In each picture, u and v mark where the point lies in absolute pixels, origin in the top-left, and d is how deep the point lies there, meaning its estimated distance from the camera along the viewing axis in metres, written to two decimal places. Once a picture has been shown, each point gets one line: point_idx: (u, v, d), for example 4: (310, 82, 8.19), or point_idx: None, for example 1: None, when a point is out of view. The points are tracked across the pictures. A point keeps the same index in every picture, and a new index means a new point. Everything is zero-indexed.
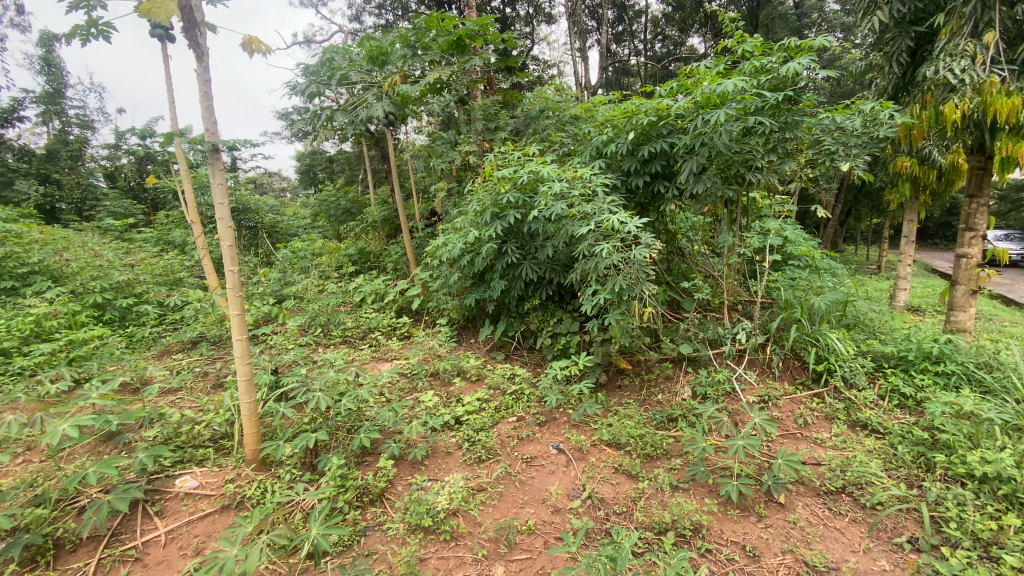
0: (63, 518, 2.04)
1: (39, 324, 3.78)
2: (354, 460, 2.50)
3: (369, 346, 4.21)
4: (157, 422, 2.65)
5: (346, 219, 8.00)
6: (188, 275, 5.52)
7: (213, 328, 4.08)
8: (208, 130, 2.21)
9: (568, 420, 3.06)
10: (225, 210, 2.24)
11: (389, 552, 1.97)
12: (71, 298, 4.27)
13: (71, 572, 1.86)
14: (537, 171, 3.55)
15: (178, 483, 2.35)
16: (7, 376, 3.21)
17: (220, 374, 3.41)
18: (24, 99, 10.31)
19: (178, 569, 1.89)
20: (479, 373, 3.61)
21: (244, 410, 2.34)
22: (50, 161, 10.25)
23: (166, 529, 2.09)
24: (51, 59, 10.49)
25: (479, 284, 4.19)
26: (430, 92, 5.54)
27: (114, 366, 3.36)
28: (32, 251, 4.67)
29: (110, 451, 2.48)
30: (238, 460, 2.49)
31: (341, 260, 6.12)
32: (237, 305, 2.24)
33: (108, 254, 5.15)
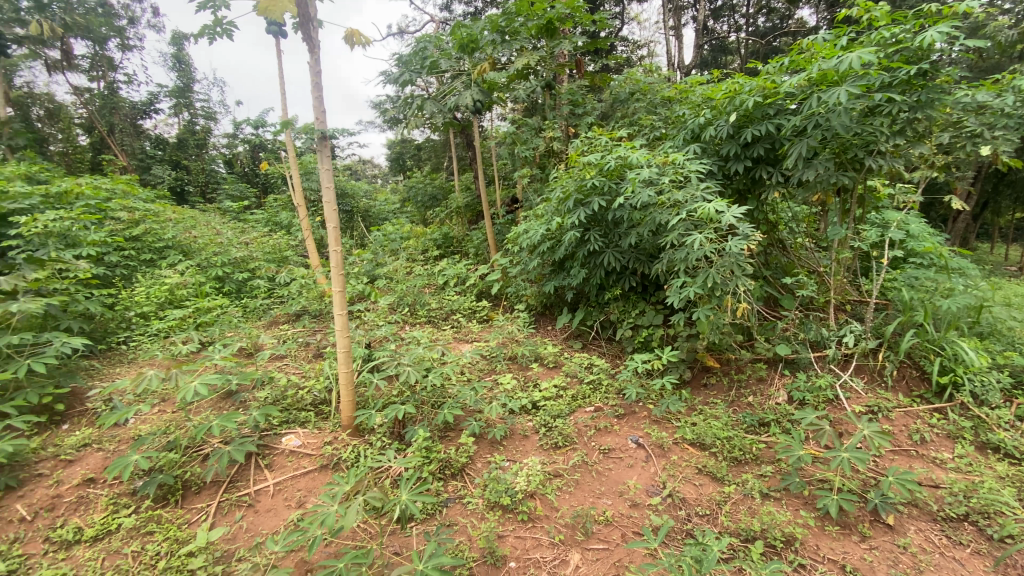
0: (190, 464, 2.32)
1: (172, 292, 4.31)
2: (437, 435, 2.60)
3: (451, 327, 4.35)
4: (268, 384, 2.94)
5: (432, 205, 8.28)
6: (292, 253, 6.01)
7: (315, 303, 4.42)
8: (318, 119, 2.36)
9: (648, 415, 2.97)
10: (332, 193, 2.40)
11: (469, 526, 2.04)
12: (197, 271, 4.82)
13: (196, 511, 2.13)
14: (625, 156, 3.44)
15: (284, 441, 2.59)
16: (147, 337, 3.71)
17: (319, 345, 3.69)
18: (160, 94, 11.75)
19: (283, 517, 2.09)
20: (556, 360, 3.60)
21: (341, 378, 2.52)
22: (180, 149, 11.59)
23: (273, 481, 2.31)
24: (182, 57, 11.82)
25: (560, 271, 4.16)
26: (517, 78, 5.47)
27: (231, 332, 3.75)
28: (167, 229, 5.33)
29: (229, 407, 2.78)
30: (335, 425, 2.69)
31: (427, 244, 6.35)
32: (339, 282, 2.40)
33: (227, 233, 5.76)
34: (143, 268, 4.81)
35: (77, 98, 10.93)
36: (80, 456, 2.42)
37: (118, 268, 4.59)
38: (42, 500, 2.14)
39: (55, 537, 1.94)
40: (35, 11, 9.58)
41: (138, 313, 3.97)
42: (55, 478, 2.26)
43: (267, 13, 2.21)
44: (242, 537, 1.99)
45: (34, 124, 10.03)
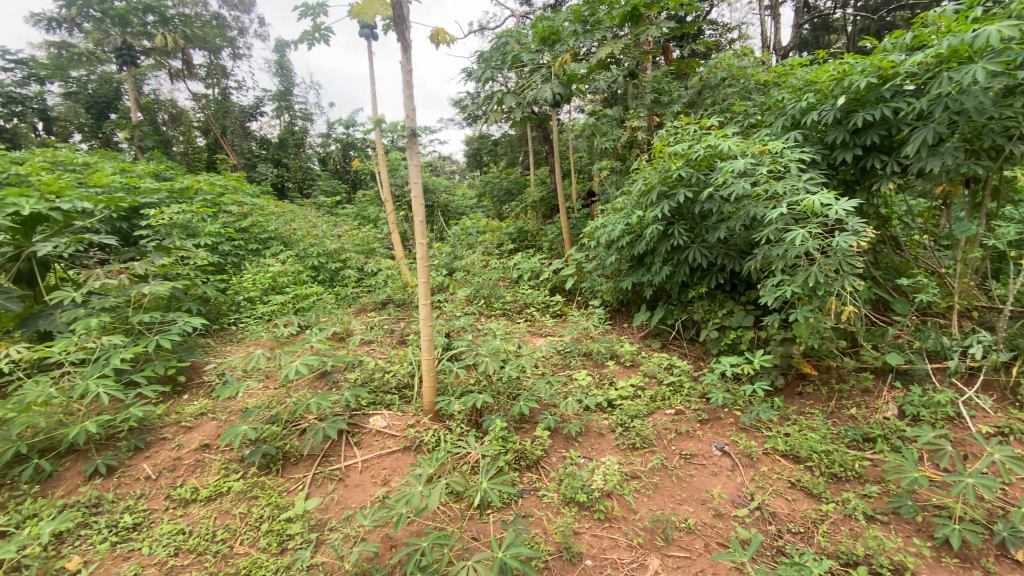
0: (289, 437, 2.53)
1: (275, 280, 4.71)
2: (513, 426, 2.62)
3: (525, 320, 4.37)
4: (358, 367, 3.13)
5: (508, 199, 8.35)
6: (378, 246, 6.33)
7: (399, 292, 4.64)
8: (408, 116, 2.45)
9: (735, 422, 2.80)
10: (419, 187, 2.49)
11: (545, 518, 2.04)
12: (295, 260, 5.24)
13: (295, 480, 2.32)
14: (715, 145, 3.26)
15: (371, 421, 2.74)
16: (255, 319, 4.09)
17: (402, 333, 3.87)
18: (265, 99, 12.87)
19: (370, 493, 2.22)
20: (634, 359, 3.50)
21: (424, 365, 2.62)
22: (282, 149, 12.52)
23: (362, 459, 2.46)
24: (283, 63, 12.86)
25: (639, 267, 4.03)
26: (598, 68, 5.31)
27: (325, 318, 4.04)
28: (270, 221, 5.84)
29: (323, 386, 3.00)
30: (417, 409, 2.80)
31: (502, 238, 6.42)
32: (423, 273, 2.49)
33: (321, 226, 6.20)
34: (250, 257, 5.30)
35: (197, 104, 12.27)
36: (197, 423, 2.72)
37: (230, 257, 5.10)
38: (165, 461, 2.42)
39: (174, 495, 2.19)
40: (158, 24, 10.99)
41: (246, 298, 4.38)
42: (177, 442, 2.56)
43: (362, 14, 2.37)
44: (334, 508, 2.14)
45: (160, 127, 11.72)
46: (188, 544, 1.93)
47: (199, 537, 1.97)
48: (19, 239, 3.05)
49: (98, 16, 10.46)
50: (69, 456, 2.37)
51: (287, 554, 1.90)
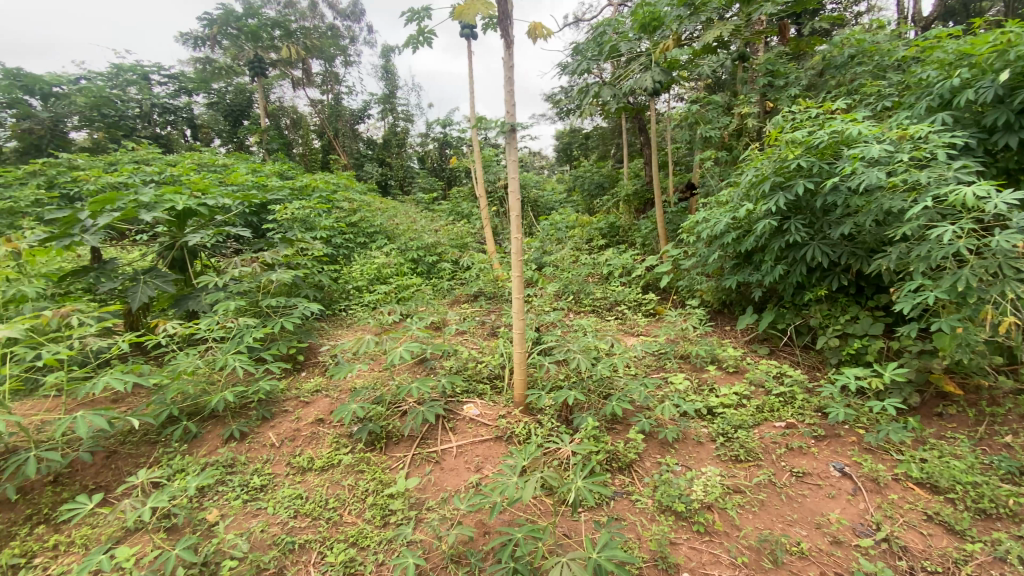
0: (392, 417, 2.70)
1: (379, 271, 5.04)
2: (605, 426, 2.57)
3: (617, 318, 4.26)
4: (453, 356, 3.26)
5: (599, 193, 8.17)
6: (471, 240, 6.52)
7: (490, 286, 4.75)
8: (508, 112, 2.47)
9: (857, 441, 2.51)
10: (517, 182, 2.51)
11: (639, 524, 1.97)
12: (397, 253, 5.56)
13: (396, 458, 2.47)
14: (842, 131, 2.93)
15: (465, 409, 2.83)
16: (362, 307, 4.42)
17: (493, 325, 3.96)
18: (372, 102, 13.79)
19: (464, 478, 2.30)
20: (737, 365, 3.26)
21: (516, 357, 2.65)
22: (386, 148, 13.42)
23: (456, 444, 2.55)
24: (389, 67, 13.69)
25: (745, 265, 3.75)
26: (704, 53, 5.00)
27: (423, 307, 4.24)
28: (375, 217, 6.25)
29: (421, 371, 3.16)
30: (508, 401, 2.85)
31: (592, 233, 6.31)
32: (517, 267, 2.51)
33: (420, 221, 6.53)
34: (357, 249, 5.72)
35: (314, 110, 13.48)
36: (313, 399, 3.00)
37: (341, 249, 5.55)
38: (287, 431, 2.69)
39: (294, 463, 2.43)
40: (284, 38, 12.25)
41: (355, 287, 4.74)
42: (297, 415, 2.83)
43: (462, 17, 2.42)
44: (431, 489, 2.24)
45: (284, 131, 13.09)
46: (304, 509, 2.13)
47: (313, 503, 2.16)
48: (175, 230, 3.56)
49: (235, 33, 12.11)
50: (210, 421, 2.72)
51: (389, 528, 2.02)
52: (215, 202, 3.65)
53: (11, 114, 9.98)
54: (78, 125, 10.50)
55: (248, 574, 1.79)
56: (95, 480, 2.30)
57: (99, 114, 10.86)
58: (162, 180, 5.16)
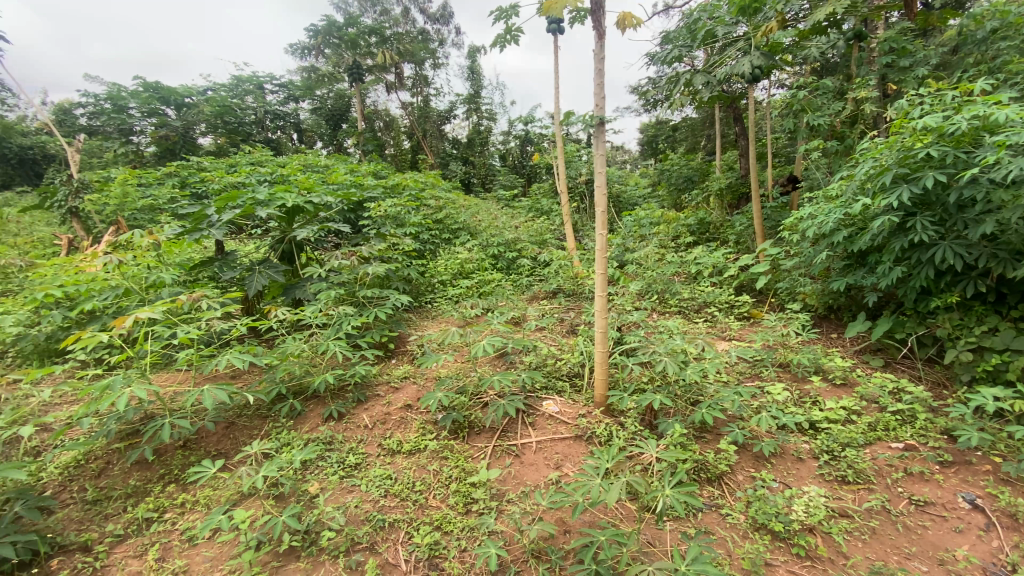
0: (474, 408, 2.77)
1: (462, 266, 5.19)
2: (693, 433, 2.45)
3: (705, 320, 4.04)
4: (532, 352, 3.27)
5: (687, 187, 7.78)
6: (551, 236, 6.51)
7: (570, 283, 4.71)
8: (597, 106, 2.42)
9: (996, 472, 2.18)
10: (604, 177, 2.45)
11: (730, 540, 1.86)
12: (479, 249, 5.70)
13: (478, 448, 2.53)
14: (987, 115, 2.54)
15: (545, 405, 2.83)
16: (446, 300, 4.59)
17: (573, 322, 3.92)
18: (458, 102, 14.22)
19: (544, 474, 2.30)
20: (845, 377, 2.96)
21: (597, 356, 2.60)
22: (469, 147, 13.82)
23: (536, 439, 2.56)
24: (474, 68, 14.03)
25: (856, 267, 3.39)
26: (812, 34, 4.57)
27: (503, 302, 4.31)
28: (459, 213, 6.44)
29: (502, 365, 3.22)
30: (589, 400, 2.81)
31: (679, 230, 6.03)
32: (602, 264, 2.46)
33: (501, 218, 6.64)
34: (442, 244, 5.94)
35: (404, 111, 14.15)
36: (402, 386, 3.16)
37: (427, 244, 5.79)
38: (378, 414, 2.86)
39: (385, 445, 2.58)
40: (378, 45, 13.00)
41: (440, 280, 4.93)
42: (387, 400, 3.00)
43: (551, 11, 2.38)
44: (511, 482, 2.27)
45: (377, 133, 13.94)
46: (393, 490, 2.25)
47: (402, 485, 2.27)
48: (285, 226, 3.91)
49: (337, 43, 13.06)
50: (312, 400, 2.96)
51: (472, 516, 2.08)
52: (319, 200, 3.95)
53: (152, 122, 12.17)
54: (205, 131, 12.51)
55: (344, 546, 1.93)
56: (217, 446, 2.59)
57: (222, 121, 12.76)
58: (274, 180, 5.69)
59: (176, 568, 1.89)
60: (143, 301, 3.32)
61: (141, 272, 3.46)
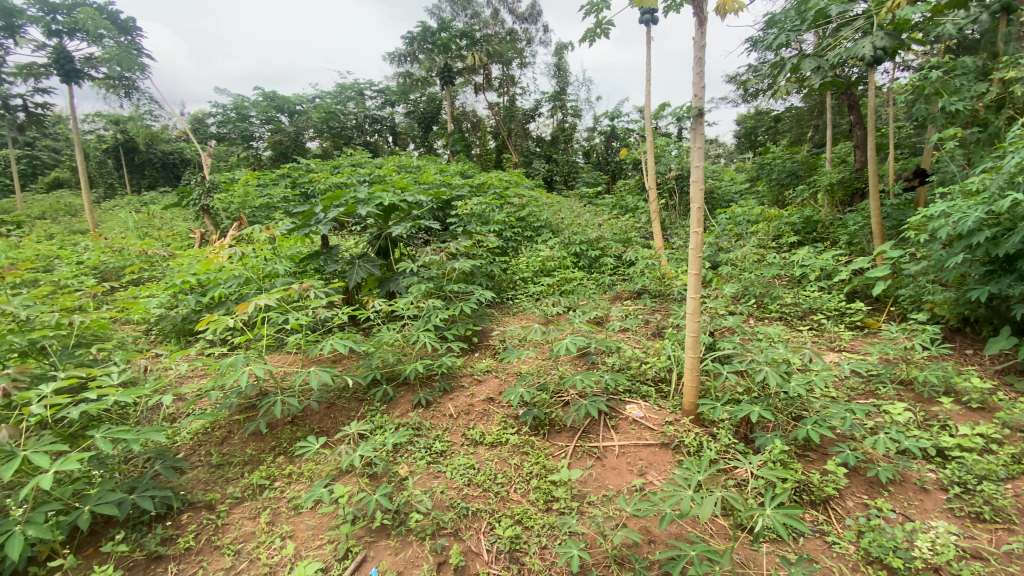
0: (555, 406, 2.77)
1: (544, 263, 5.20)
2: (794, 451, 2.26)
3: (810, 328, 3.70)
4: (616, 353, 3.19)
5: (790, 183, 7.15)
6: (636, 234, 6.30)
7: (657, 283, 4.54)
8: (696, 97, 2.29)
9: None
10: (701, 171, 2.32)
11: (836, 571, 1.70)
12: (561, 246, 5.66)
13: (559, 447, 2.53)
14: None
15: (628, 409, 2.76)
16: (528, 297, 4.63)
17: (659, 324, 3.77)
18: (543, 100, 14.25)
19: (627, 480, 2.24)
20: (984, 401, 2.56)
21: (687, 361, 2.48)
22: (554, 145, 13.83)
23: (619, 443, 2.50)
24: (561, 65, 13.97)
25: (1002, 274, 2.92)
26: (951, 6, 3.99)
27: (585, 301, 4.26)
28: (542, 211, 6.46)
29: (584, 365, 3.17)
30: (675, 407, 2.69)
31: (781, 228, 5.56)
32: (696, 265, 2.34)
33: (585, 216, 6.56)
34: (525, 241, 5.99)
35: (491, 112, 14.48)
36: (485, 379, 3.23)
37: (510, 241, 5.87)
38: (463, 405, 2.95)
39: (469, 436, 2.65)
40: (469, 47, 13.35)
41: (522, 277, 4.99)
42: (471, 391, 3.09)
43: None
44: (593, 484, 2.24)
45: (464, 134, 14.39)
46: (476, 480, 2.31)
47: (484, 476, 2.33)
48: (381, 223, 4.16)
49: (430, 47, 13.54)
50: (403, 387, 3.13)
51: (553, 514, 2.08)
52: (412, 198, 4.15)
53: (269, 129, 13.76)
54: (312, 136, 14.04)
55: (430, 530, 2.01)
56: (320, 424, 2.81)
57: (328, 126, 14.09)
58: (372, 180, 6.07)
59: (283, 532, 2.09)
60: (260, 289, 3.69)
61: (259, 263, 3.85)
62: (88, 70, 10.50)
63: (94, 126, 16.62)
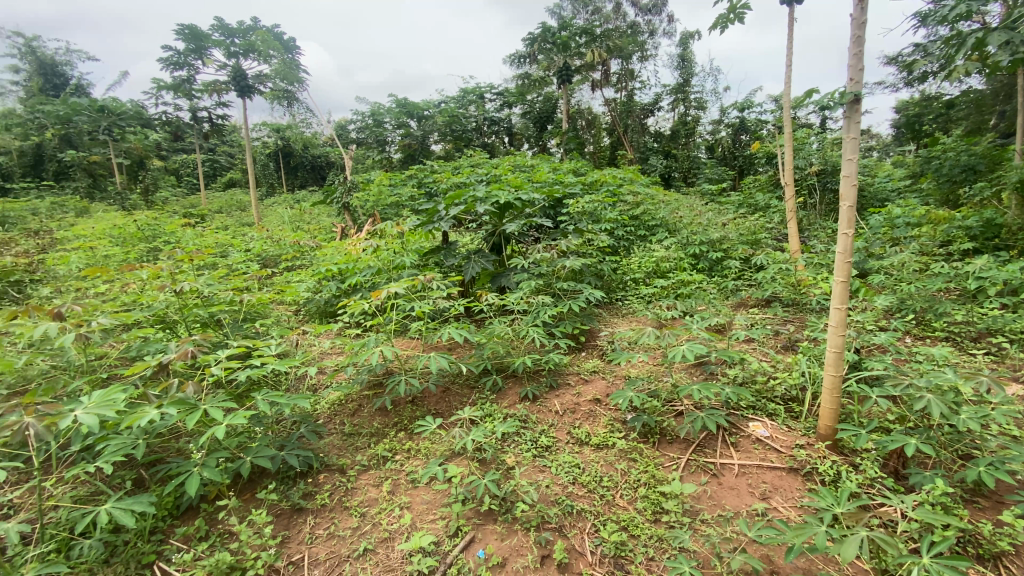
0: (667, 415, 2.65)
1: (659, 265, 4.99)
2: (960, 496, 1.91)
3: (988, 353, 3.09)
4: (738, 365, 2.96)
5: (964, 179, 6.05)
6: (767, 236, 5.75)
7: (790, 290, 4.11)
8: (853, 80, 2.03)
9: None
10: (854, 166, 2.05)
11: None
12: (678, 247, 5.38)
13: (670, 458, 2.41)
14: None
15: (751, 427, 2.54)
16: (640, 298, 4.48)
17: (791, 337, 3.42)
18: (664, 94, 13.64)
19: (747, 503, 2.07)
20: None
21: (826, 380, 2.21)
22: (674, 140, 13.20)
23: (739, 462, 2.32)
24: (686, 56, 13.25)
25: None
26: None
27: (703, 306, 4.00)
28: (659, 210, 6.21)
29: (701, 375, 2.99)
30: (808, 429, 2.43)
31: (953, 232, 4.71)
32: (842, 272, 2.07)
33: (707, 215, 6.16)
34: (639, 241, 5.80)
35: (608, 108, 14.24)
36: (592, 379, 3.20)
37: (624, 241, 5.73)
38: (570, 403, 2.95)
39: (575, 435, 2.64)
40: (588, 43, 13.21)
41: (634, 278, 4.84)
42: (578, 390, 3.07)
43: None
44: (707, 501, 2.10)
45: (580, 131, 14.32)
46: (581, 479, 2.29)
47: (590, 476, 2.31)
48: (496, 220, 4.31)
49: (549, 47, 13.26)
50: (511, 378, 3.22)
51: (661, 526, 2.00)
52: (527, 196, 4.23)
53: (400, 133, 14.99)
54: (437, 140, 14.93)
55: (535, 521, 2.05)
56: (436, 406, 3.01)
57: (450, 129, 14.96)
58: (489, 179, 6.30)
59: (402, 502, 2.27)
60: (389, 279, 4.06)
61: (390, 255, 4.22)
62: (258, 85, 12.29)
63: (260, 134, 19.46)
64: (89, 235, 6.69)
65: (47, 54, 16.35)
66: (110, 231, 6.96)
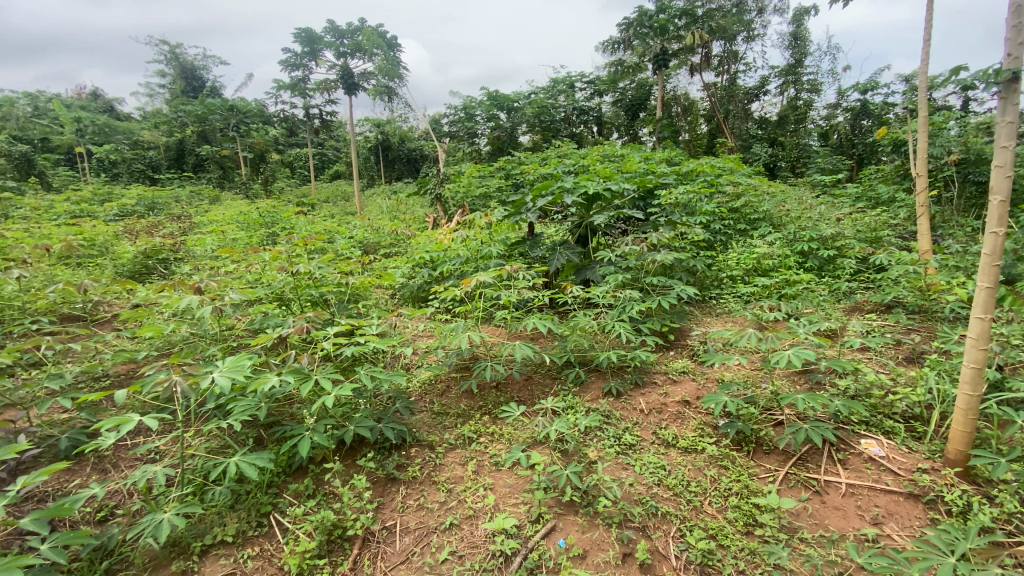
0: (764, 424, 2.48)
1: (760, 262, 4.65)
2: None
3: None
4: (850, 375, 2.69)
5: None
6: (890, 233, 5.13)
7: (917, 295, 3.64)
8: (1012, 55, 1.74)
9: None
10: (1009, 154, 1.76)
11: None
12: (783, 243, 4.98)
13: (766, 469, 2.26)
14: None
15: (863, 444, 2.30)
16: (736, 297, 4.22)
17: (916, 348, 3.03)
18: (772, 76, 12.57)
19: (855, 526, 1.89)
20: None
21: (960, 399, 1.95)
22: (781, 127, 12.19)
23: (847, 481, 2.12)
24: (799, 33, 12.09)
25: None
26: None
27: (810, 309, 3.67)
28: (762, 203, 5.77)
29: (805, 383, 2.76)
30: (933, 453, 2.15)
31: None
32: (988, 277, 1.80)
33: (819, 209, 5.62)
34: (737, 235, 5.44)
35: (707, 93, 13.43)
36: (681, 379, 3.08)
37: (720, 235, 5.41)
38: (656, 402, 2.87)
39: (660, 435, 2.57)
40: (688, 25, 12.51)
41: (731, 275, 4.56)
42: (666, 390, 2.97)
43: None
44: (807, 520, 1.95)
45: (675, 119, 13.66)
46: (667, 481, 2.23)
47: (675, 479, 2.23)
48: (584, 212, 4.27)
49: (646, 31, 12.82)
50: (595, 372, 3.19)
51: (754, 539, 1.89)
52: (618, 188, 4.13)
53: (490, 125, 15.29)
54: (525, 131, 15.04)
55: (616, 518, 2.03)
56: (519, 394, 3.07)
57: (539, 120, 14.98)
58: (578, 170, 6.23)
59: (485, 483, 2.36)
60: (477, 267, 4.19)
61: (479, 245, 4.35)
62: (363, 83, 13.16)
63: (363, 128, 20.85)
64: (220, 221, 7.63)
65: (191, 61, 18.71)
66: (237, 218, 7.87)
